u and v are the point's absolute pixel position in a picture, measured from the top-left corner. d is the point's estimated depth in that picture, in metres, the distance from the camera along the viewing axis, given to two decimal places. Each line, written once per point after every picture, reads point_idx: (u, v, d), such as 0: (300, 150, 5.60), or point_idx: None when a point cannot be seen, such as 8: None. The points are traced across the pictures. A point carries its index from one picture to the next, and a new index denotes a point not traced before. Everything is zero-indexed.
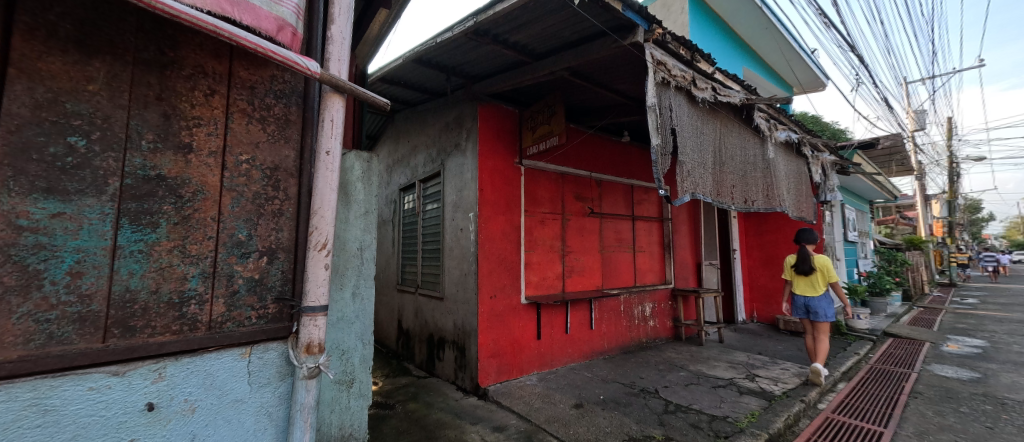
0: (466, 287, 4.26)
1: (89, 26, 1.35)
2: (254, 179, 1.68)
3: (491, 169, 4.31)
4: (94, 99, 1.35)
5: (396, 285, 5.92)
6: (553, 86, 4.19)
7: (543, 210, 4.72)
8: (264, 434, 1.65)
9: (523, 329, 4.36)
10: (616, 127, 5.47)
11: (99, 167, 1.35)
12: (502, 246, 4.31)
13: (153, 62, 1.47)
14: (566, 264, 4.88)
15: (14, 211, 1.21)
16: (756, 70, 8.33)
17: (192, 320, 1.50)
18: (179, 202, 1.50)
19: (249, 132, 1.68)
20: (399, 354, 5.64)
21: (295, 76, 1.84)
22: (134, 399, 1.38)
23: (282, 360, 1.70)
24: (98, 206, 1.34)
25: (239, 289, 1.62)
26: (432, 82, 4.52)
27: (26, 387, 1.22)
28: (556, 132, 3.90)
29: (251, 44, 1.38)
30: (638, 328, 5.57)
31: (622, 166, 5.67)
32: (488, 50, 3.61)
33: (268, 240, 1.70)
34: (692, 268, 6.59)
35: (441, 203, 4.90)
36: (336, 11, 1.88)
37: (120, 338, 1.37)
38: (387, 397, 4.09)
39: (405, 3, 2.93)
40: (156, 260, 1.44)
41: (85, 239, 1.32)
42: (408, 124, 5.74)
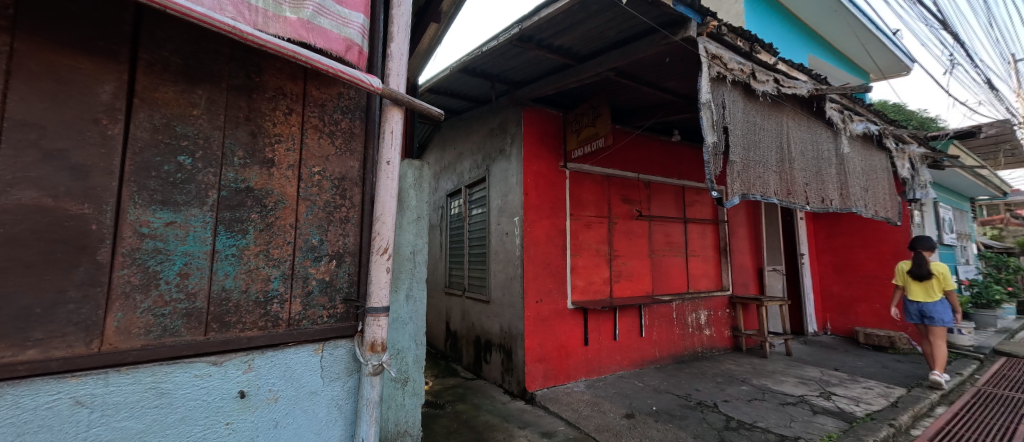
0: (512, 291, 4.31)
1: (191, 58, 1.54)
2: (325, 189, 1.83)
3: (536, 173, 4.34)
4: (195, 121, 1.54)
5: (445, 288, 6.11)
6: (599, 87, 4.14)
7: (589, 213, 4.67)
8: (335, 425, 1.78)
9: (569, 335, 4.33)
10: (665, 127, 5.29)
11: (201, 181, 1.53)
12: (548, 250, 4.31)
13: (242, 87, 1.65)
14: (614, 269, 4.78)
15: (138, 220, 1.41)
16: (825, 59, 7.73)
17: (274, 317, 1.66)
18: (264, 211, 1.67)
19: (321, 146, 1.83)
20: (448, 355, 5.82)
21: (358, 92, 1.98)
22: (229, 386, 1.54)
23: (349, 357, 1.83)
24: (200, 215, 1.52)
25: (313, 290, 1.77)
26: (478, 90, 4.64)
27: (147, 372, 1.40)
28: (602, 134, 3.84)
29: (324, 65, 1.52)
30: (693, 337, 5.31)
31: (672, 167, 5.47)
32: (532, 56, 3.65)
33: (337, 245, 1.84)
34: (752, 273, 6.17)
35: (486, 208, 5.00)
36: (395, 29, 2.01)
37: (217, 331, 1.54)
38: (438, 396, 4.23)
39: (453, 15, 3.06)
40: (245, 263, 1.61)
41: (191, 244, 1.50)
42: (455, 132, 5.93)
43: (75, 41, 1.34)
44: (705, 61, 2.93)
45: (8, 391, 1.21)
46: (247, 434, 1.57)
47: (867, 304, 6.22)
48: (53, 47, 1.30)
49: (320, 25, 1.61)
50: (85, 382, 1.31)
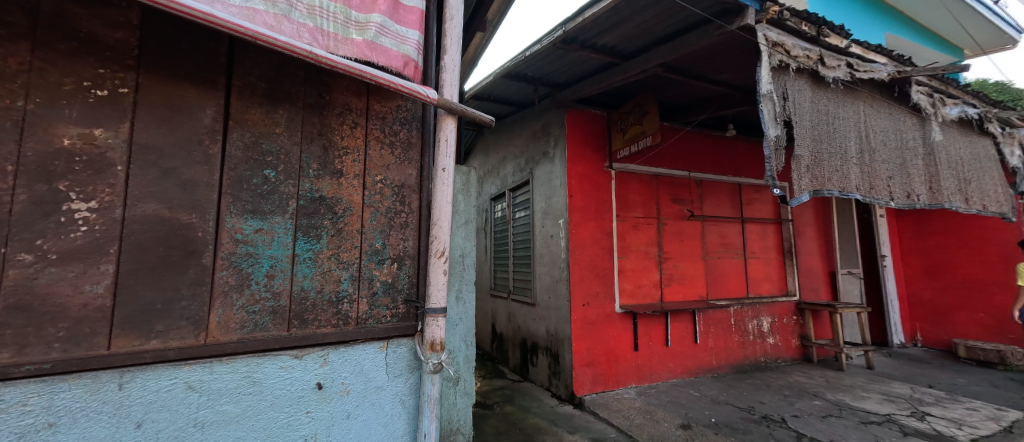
0: (558, 294, 4.29)
1: (274, 81, 1.69)
2: (386, 196, 1.94)
3: (580, 175, 4.31)
4: (277, 138, 1.68)
5: (491, 290, 6.21)
6: (645, 84, 4.04)
7: (637, 214, 4.55)
8: (399, 419, 1.87)
9: (618, 339, 4.24)
10: (717, 121, 5.04)
11: (283, 192, 1.68)
12: (594, 253, 4.25)
13: (316, 105, 1.78)
14: (664, 272, 4.61)
15: (233, 228, 1.56)
16: (906, 37, 6.96)
17: (344, 316, 1.78)
18: (335, 218, 1.79)
19: (383, 156, 1.95)
20: (495, 357, 5.92)
21: (414, 104, 2.08)
22: (308, 378, 1.67)
23: (411, 355, 1.92)
24: (282, 222, 1.67)
25: (378, 291, 1.87)
26: (521, 95, 4.70)
27: (242, 362, 1.54)
28: (649, 132, 3.73)
29: (386, 81, 1.62)
30: (754, 345, 4.99)
31: (726, 164, 5.19)
32: (576, 57, 3.65)
33: (398, 248, 1.94)
34: (823, 277, 5.67)
35: (531, 211, 5.03)
36: (448, 42, 2.09)
37: (298, 328, 1.67)
38: (486, 397, 4.31)
39: (497, 23, 3.14)
40: (319, 266, 1.73)
41: (276, 248, 1.64)
42: (499, 136, 6.03)
43: (184, 72, 1.50)
44: (764, 50, 2.77)
45: (136, 376, 1.36)
46: (324, 422, 1.69)
47: (966, 312, 5.51)
48: (167, 79, 1.47)
49: (381, 43, 1.72)
50: (194, 369, 1.46)
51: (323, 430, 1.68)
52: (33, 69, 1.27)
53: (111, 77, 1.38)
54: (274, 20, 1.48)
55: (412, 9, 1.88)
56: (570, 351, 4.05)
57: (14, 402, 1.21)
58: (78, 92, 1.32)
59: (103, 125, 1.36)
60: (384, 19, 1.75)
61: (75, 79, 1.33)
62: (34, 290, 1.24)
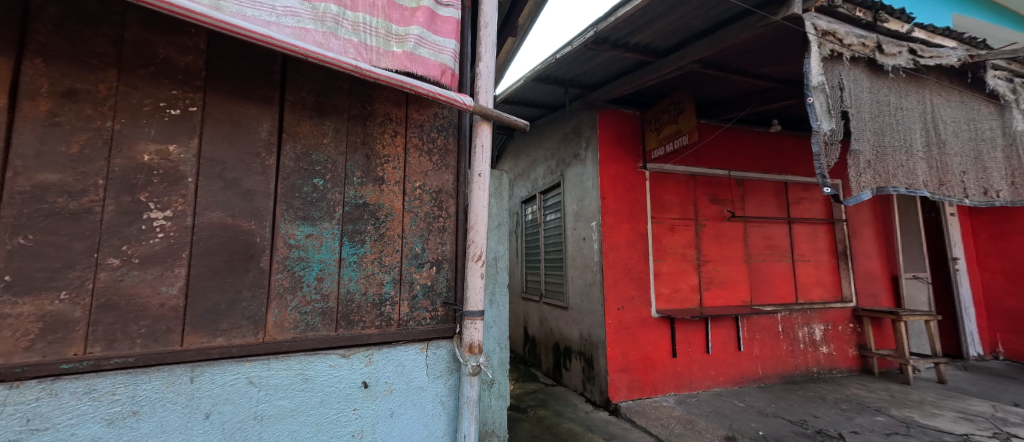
0: (592, 297, 4.25)
1: (322, 95, 1.79)
2: (425, 201, 2.00)
3: (613, 176, 4.25)
4: (325, 149, 1.78)
5: (523, 293, 6.22)
6: (680, 81, 3.94)
7: (673, 215, 4.42)
8: (439, 420, 1.91)
9: (654, 345, 4.12)
10: (760, 116, 4.81)
11: (330, 199, 1.76)
12: (628, 255, 4.17)
13: (359, 116, 1.87)
14: (703, 276, 4.44)
15: (287, 233, 1.66)
16: (975, 17, 6.34)
17: (387, 318, 1.84)
18: (378, 223, 1.86)
19: (421, 163, 2.01)
20: (527, 360, 5.92)
21: (450, 111, 2.14)
22: (355, 377, 1.74)
23: (450, 357, 1.96)
24: (330, 227, 1.75)
25: (418, 293, 1.93)
26: (551, 97, 4.71)
27: (295, 360, 1.63)
28: (686, 130, 3.61)
29: (425, 90, 1.68)
30: (805, 354, 4.70)
31: (771, 161, 4.94)
32: (608, 57, 3.61)
33: (436, 252, 2.00)
34: (884, 282, 5.26)
35: (562, 213, 5.00)
36: (483, 49, 2.13)
37: (345, 328, 1.75)
38: (520, 400, 4.32)
39: (528, 27, 3.20)
40: (364, 269, 1.81)
41: (324, 253, 1.73)
42: (529, 139, 6.05)
43: (243, 90, 1.62)
44: (813, 40, 2.62)
45: (205, 370, 1.48)
46: (369, 420, 1.75)
47: None
48: (230, 97, 1.59)
49: (420, 54, 1.78)
50: (254, 365, 1.56)
51: (368, 427, 1.75)
52: (119, 93, 1.42)
53: (183, 97, 1.51)
54: (322, 37, 1.57)
55: (448, 19, 1.94)
56: (605, 355, 3.99)
57: (104, 391, 1.34)
58: (156, 113, 1.47)
59: (176, 141, 1.49)
60: (422, 31, 1.81)
61: (153, 101, 1.47)
62: (120, 291, 1.37)
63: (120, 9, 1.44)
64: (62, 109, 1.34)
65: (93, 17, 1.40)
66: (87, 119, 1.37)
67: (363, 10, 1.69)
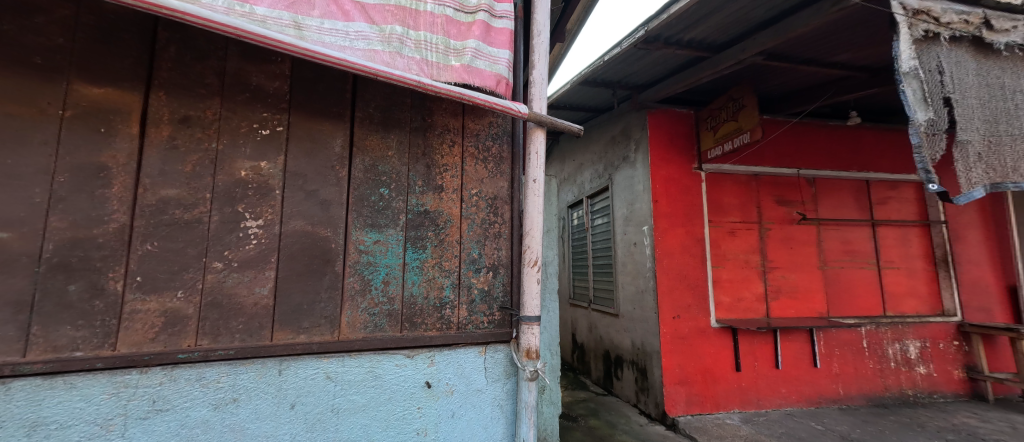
0: (645, 305, 4.11)
1: (387, 110, 1.91)
2: (481, 208, 2.05)
3: (666, 179, 4.10)
4: (390, 160, 1.89)
5: (570, 300, 6.14)
6: (739, 75, 3.71)
7: (733, 219, 4.15)
8: (498, 423, 1.94)
9: (715, 357, 3.89)
10: (835, 108, 4.39)
11: (395, 208, 1.87)
12: (683, 261, 3.99)
13: (420, 128, 1.97)
14: (769, 284, 4.12)
15: (357, 239, 1.78)
16: None
17: (447, 321, 1.91)
18: (437, 229, 1.94)
19: (477, 170, 2.07)
20: (576, 367, 5.84)
21: (505, 119, 2.17)
22: (418, 377, 1.82)
23: (507, 361, 1.98)
24: (394, 234, 1.85)
25: (476, 298, 1.98)
26: (598, 99, 4.66)
27: (365, 358, 1.74)
28: (747, 128, 3.39)
29: (482, 100, 1.73)
30: (896, 374, 4.20)
31: (849, 158, 4.49)
32: (659, 55, 3.51)
33: (493, 257, 2.04)
34: (997, 293, 4.55)
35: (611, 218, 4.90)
36: (536, 57, 2.13)
37: (409, 329, 1.83)
38: (570, 408, 4.26)
39: (575, 31, 3.20)
40: (425, 274, 1.89)
41: (390, 258, 1.83)
42: (575, 143, 6.01)
43: (320, 110, 1.78)
44: (901, 21, 2.35)
45: (291, 364, 1.63)
46: (432, 419, 1.82)
47: None
48: (310, 116, 1.75)
49: (476, 65, 1.83)
50: (331, 361, 1.69)
51: (432, 425, 1.82)
52: (222, 117, 1.62)
53: (272, 119, 1.69)
54: (389, 57, 1.68)
55: (503, 30, 1.96)
56: (660, 366, 3.84)
57: (211, 379, 1.51)
58: (250, 133, 1.65)
59: (267, 158, 1.67)
60: (478, 44, 1.86)
61: (248, 123, 1.65)
62: (223, 291, 1.56)
63: (222, 44, 1.64)
64: (178, 133, 1.55)
65: (202, 52, 1.61)
66: (197, 141, 1.57)
67: (424, 29, 1.78)
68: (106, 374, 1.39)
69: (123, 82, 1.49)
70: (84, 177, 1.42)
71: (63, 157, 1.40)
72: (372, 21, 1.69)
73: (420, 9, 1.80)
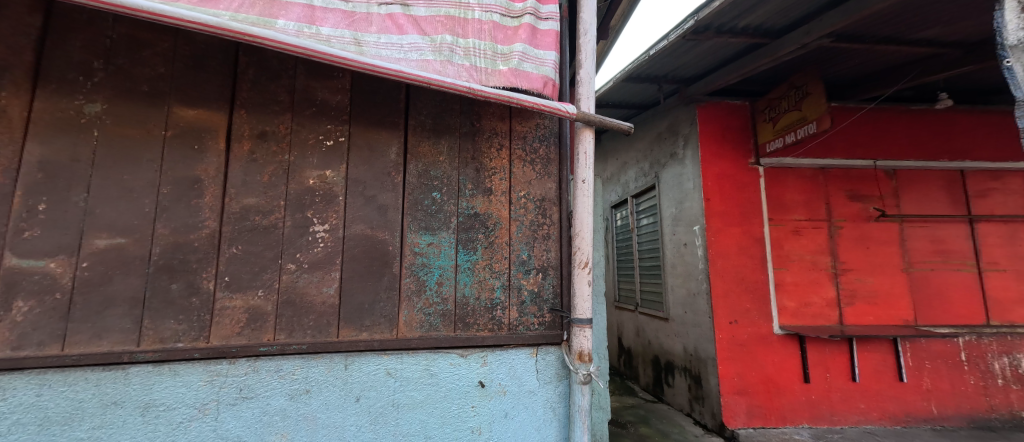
0: (698, 309, 3.93)
1: (437, 117, 1.98)
2: (530, 209, 2.05)
3: (719, 175, 3.90)
4: (441, 165, 1.95)
5: (615, 303, 5.98)
6: (802, 61, 3.44)
7: (798, 217, 3.84)
8: (551, 426, 1.93)
9: (780, 366, 3.62)
10: (919, 91, 3.94)
11: (446, 211, 1.93)
12: (741, 262, 3.77)
13: (470, 133, 2.02)
14: (843, 287, 3.75)
15: (413, 242, 1.86)
16: None
17: (498, 322, 1.94)
18: (487, 231, 1.98)
19: (525, 172, 2.08)
20: (623, 372, 5.68)
21: (552, 120, 2.16)
22: (472, 376, 1.86)
23: (559, 363, 1.97)
24: (446, 237, 1.91)
25: (526, 299, 1.99)
26: (643, 95, 4.53)
27: (421, 357, 1.81)
28: (811, 118, 3.14)
29: (530, 103, 1.74)
30: (1004, 392, 3.67)
31: (938, 146, 4.00)
32: (710, 46, 3.35)
33: (542, 259, 2.04)
34: None
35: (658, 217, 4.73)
36: (583, 56, 2.11)
37: (461, 330, 1.88)
38: (619, 415, 4.15)
39: (619, 27, 3.14)
40: (476, 275, 1.93)
41: (443, 259, 1.89)
42: (618, 142, 5.88)
43: (377, 119, 1.88)
44: None
45: (355, 359, 1.73)
46: (486, 418, 1.85)
47: None
48: (368, 126, 1.86)
49: (523, 68, 1.83)
50: (391, 358, 1.77)
51: (485, 425, 1.85)
52: (293, 131, 1.76)
53: (335, 130, 1.81)
54: (441, 66, 1.74)
55: (548, 31, 1.95)
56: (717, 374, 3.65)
57: (287, 371, 1.65)
58: (317, 144, 1.78)
59: (332, 167, 1.79)
60: (525, 47, 1.87)
61: (314, 135, 1.79)
62: (296, 291, 1.69)
63: (291, 64, 1.79)
64: (257, 147, 1.71)
65: (275, 73, 1.77)
66: (272, 154, 1.72)
67: (472, 36, 1.83)
68: (202, 364, 1.56)
69: (211, 103, 1.67)
70: (182, 189, 1.60)
71: (165, 172, 1.59)
72: (423, 32, 1.76)
73: (468, 17, 1.85)
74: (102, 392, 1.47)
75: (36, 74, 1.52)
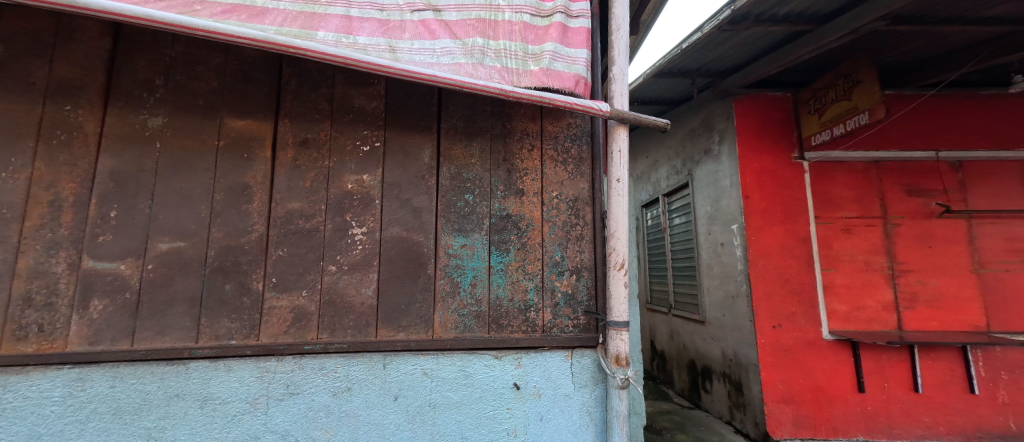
0: (737, 312, 3.77)
1: (469, 119, 2.00)
2: (562, 210, 2.04)
3: (758, 171, 3.74)
4: (474, 167, 1.97)
5: (647, 305, 5.82)
6: (851, 48, 3.24)
7: (848, 214, 3.60)
8: (588, 430, 1.89)
9: (831, 374, 3.40)
10: (988, 74, 3.59)
11: (479, 213, 1.94)
12: (786, 263, 3.58)
13: (500, 134, 2.03)
14: (903, 290, 3.48)
15: (446, 244, 1.89)
16: None
17: (532, 323, 1.93)
18: (520, 232, 1.97)
19: (557, 173, 2.06)
20: (657, 377, 5.52)
21: (584, 119, 2.14)
22: (507, 378, 1.86)
23: (595, 366, 1.94)
24: (479, 238, 1.93)
25: (560, 301, 1.97)
26: (675, 90, 4.40)
27: (456, 357, 1.83)
28: (862, 107, 2.94)
29: (562, 102, 1.73)
30: None
31: (1017, 133, 3.60)
32: (748, 36, 3.22)
33: (576, 260, 2.01)
34: None
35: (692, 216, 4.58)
36: (615, 52, 2.07)
37: (495, 331, 1.89)
38: (653, 420, 4.03)
39: (650, 21, 3.07)
40: (509, 277, 1.93)
41: (476, 261, 1.91)
42: (648, 140, 5.74)
43: (410, 124, 1.93)
44: None
45: (394, 359, 1.77)
46: (522, 420, 1.85)
47: None
48: (402, 131, 1.91)
49: (555, 68, 1.82)
50: (427, 358, 1.80)
51: (521, 427, 1.84)
52: (332, 138, 1.84)
53: (371, 136, 1.87)
54: (473, 68, 1.76)
55: (580, 29, 1.92)
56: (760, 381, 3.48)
57: (330, 368, 1.71)
58: (355, 150, 1.85)
59: (368, 171, 1.85)
60: (557, 46, 1.86)
61: (352, 141, 1.85)
62: (337, 291, 1.75)
63: (330, 74, 1.87)
64: (300, 154, 1.79)
65: (315, 83, 1.85)
66: (314, 160, 1.80)
67: (503, 38, 1.84)
68: (253, 360, 1.65)
69: (259, 114, 1.77)
70: (233, 195, 1.70)
71: (218, 179, 1.70)
72: (455, 36, 1.79)
73: (499, 19, 1.86)
74: (166, 385, 1.58)
75: (108, 92, 1.66)
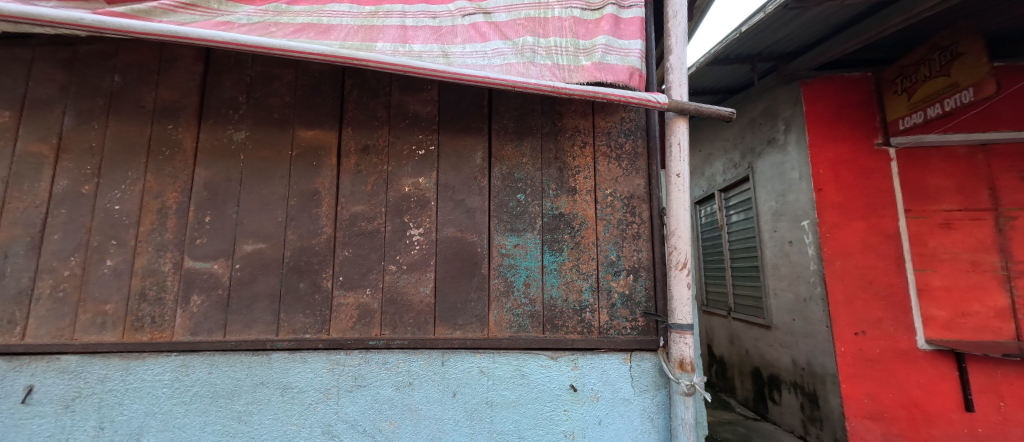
0: (811, 316, 3.45)
1: (520, 119, 2.01)
2: (617, 208, 1.98)
3: (834, 161, 3.40)
4: (525, 167, 1.97)
5: (703, 307, 5.51)
6: (947, 17, 2.86)
7: (948, 206, 3.15)
8: (649, 437, 1.82)
9: (930, 388, 3.00)
10: None
11: (532, 212, 1.94)
12: (871, 261, 3.22)
13: (551, 132, 2.02)
14: (1021, 293, 2.99)
15: (500, 244, 1.91)
16: None
17: (588, 324, 1.89)
18: (573, 231, 1.95)
19: (611, 170, 2.01)
20: (716, 384, 5.19)
21: (638, 113, 2.07)
22: (563, 379, 1.84)
23: (656, 371, 1.86)
24: (531, 238, 1.92)
25: (616, 302, 1.91)
26: (734, 77, 4.14)
27: (510, 357, 1.84)
28: (965, 83, 2.58)
29: (616, 96, 1.68)
30: None
31: None
32: (818, 12, 2.95)
33: (632, 259, 1.95)
34: None
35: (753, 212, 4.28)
36: (673, 40, 1.98)
37: (550, 331, 1.87)
38: (716, 430, 3.79)
39: (705, 6, 2.91)
40: (563, 277, 1.91)
41: (529, 260, 1.91)
42: (699, 132, 5.47)
43: (462, 126, 1.98)
44: None
45: (451, 356, 1.82)
46: (579, 423, 1.82)
47: None
48: (455, 134, 1.96)
49: (608, 61, 1.78)
50: (483, 357, 1.83)
51: (578, 430, 1.82)
52: (390, 143, 1.93)
53: (425, 141, 1.94)
54: (524, 67, 1.76)
55: (633, 20, 1.87)
56: (840, 393, 3.16)
57: (393, 364, 1.79)
58: (411, 154, 1.93)
59: (424, 174, 1.92)
60: (609, 39, 1.81)
61: (409, 146, 1.94)
62: (397, 290, 1.84)
63: (387, 82, 1.97)
64: (361, 160, 1.90)
65: (374, 92, 1.96)
66: (374, 166, 1.90)
67: (554, 35, 1.83)
68: (325, 353, 1.77)
69: (326, 125, 1.90)
70: (305, 200, 1.85)
71: (292, 186, 1.85)
72: (506, 37, 1.81)
73: (549, 16, 1.86)
74: (252, 373, 1.74)
75: (201, 111, 1.87)
